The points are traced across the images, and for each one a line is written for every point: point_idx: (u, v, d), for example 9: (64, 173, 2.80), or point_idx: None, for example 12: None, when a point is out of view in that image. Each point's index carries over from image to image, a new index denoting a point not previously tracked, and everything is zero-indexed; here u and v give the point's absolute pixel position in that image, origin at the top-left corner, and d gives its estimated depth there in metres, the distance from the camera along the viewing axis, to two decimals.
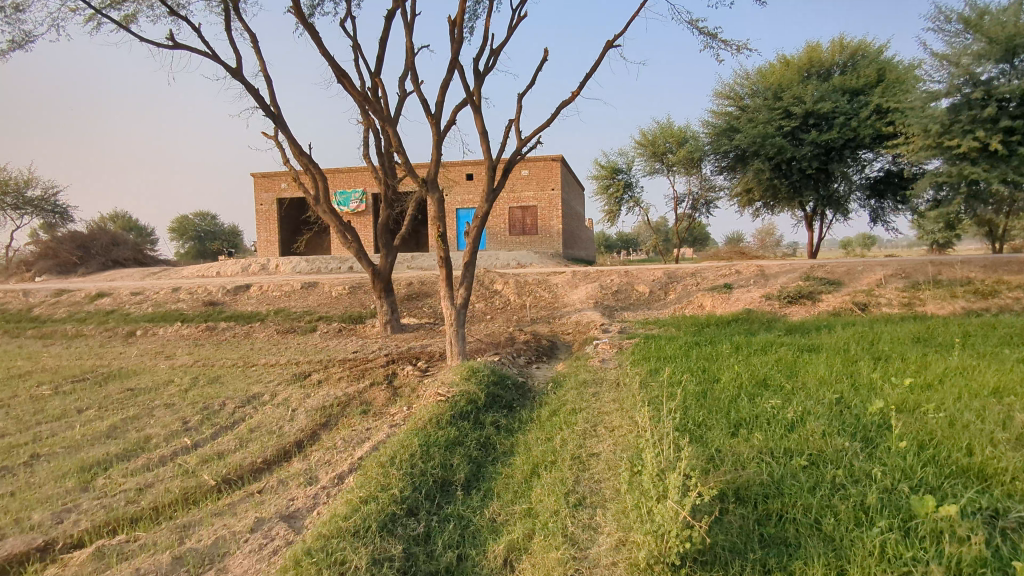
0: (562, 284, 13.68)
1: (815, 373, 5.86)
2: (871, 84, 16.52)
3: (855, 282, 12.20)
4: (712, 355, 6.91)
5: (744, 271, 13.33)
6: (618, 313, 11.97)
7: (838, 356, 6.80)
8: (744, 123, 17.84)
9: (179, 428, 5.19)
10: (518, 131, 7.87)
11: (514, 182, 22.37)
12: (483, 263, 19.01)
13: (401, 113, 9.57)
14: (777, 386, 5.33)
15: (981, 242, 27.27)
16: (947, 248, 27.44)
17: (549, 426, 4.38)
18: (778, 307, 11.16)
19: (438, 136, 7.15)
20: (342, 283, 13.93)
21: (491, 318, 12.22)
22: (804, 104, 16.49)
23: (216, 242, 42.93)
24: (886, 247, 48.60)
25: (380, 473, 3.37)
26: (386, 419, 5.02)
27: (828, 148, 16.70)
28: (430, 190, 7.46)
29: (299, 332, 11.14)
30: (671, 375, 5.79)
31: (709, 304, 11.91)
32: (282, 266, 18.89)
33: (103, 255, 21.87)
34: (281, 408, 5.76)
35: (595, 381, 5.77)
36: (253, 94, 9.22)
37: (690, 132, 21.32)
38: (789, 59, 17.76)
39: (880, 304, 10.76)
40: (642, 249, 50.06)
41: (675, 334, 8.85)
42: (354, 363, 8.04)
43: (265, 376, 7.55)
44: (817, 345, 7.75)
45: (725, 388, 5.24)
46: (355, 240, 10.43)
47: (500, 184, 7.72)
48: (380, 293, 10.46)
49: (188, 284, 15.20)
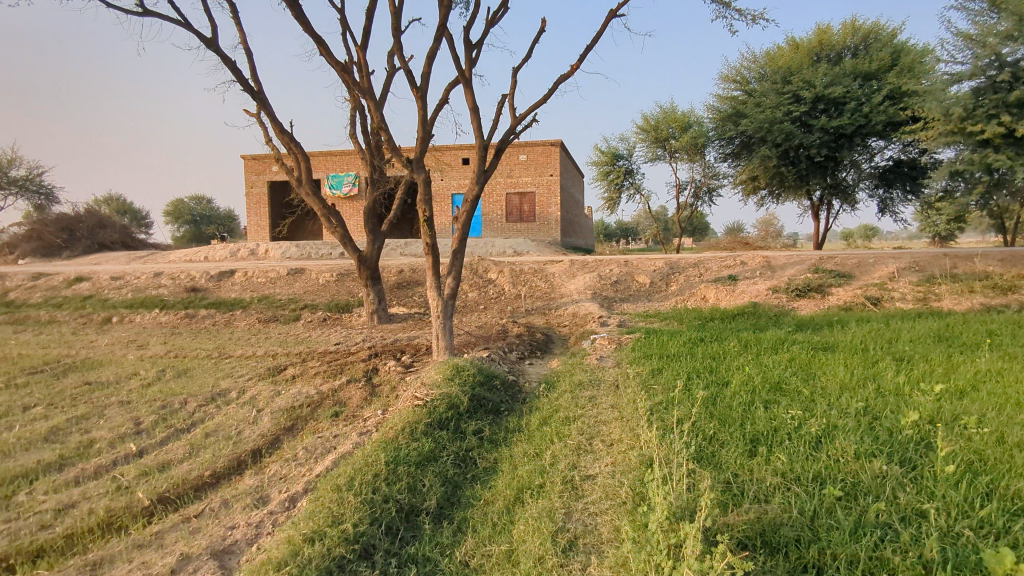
0: (559, 273, 13.13)
1: (835, 377, 5.36)
2: (884, 69, 15.95)
3: (865, 275, 11.67)
4: (720, 353, 6.40)
5: (749, 262, 12.77)
6: (617, 305, 11.46)
7: (856, 357, 6.28)
8: (751, 108, 17.24)
9: (129, 430, 4.64)
10: (512, 108, 7.30)
11: (512, 167, 21.77)
12: (479, 251, 18.47)
13: (389, 91, 9.00)
14: (793, 392, 4.85)
15: (986, 235, 26.74)
16: (949, 241, 26.90)
17: (539, 437, 3.86)
18: (785, 301, 10.65)
19: (425, 113, 6.57)
20: (330, 270, 13.38)
21: (484, 309, 11.69)
22: (814, 88, 15.91)
23: (211, 226, 42.27)
24: (889, 239, 48.00)
25: (333, 500, 2.84)
26: (357, 425, 4.49)
27: (837, 135, 16.09)
28: (415, 170, 6.87)
29: (281, 322, 10.58)
30: (676, 377, 5.29)
31: (712, 296, 11.39)
32: (272, 251, 18.34)
33: (89, 237, 21.28)
34: (246, 408, 5.22)
35: (591, 381, 5.25)
36: (230, 67, 8.64)
37: (694, 116, 20.69)
38: (798, 42, 17.18)
39: (893, 299, 10.26)
40: (641, 238, 49.54)
41: (678, 328, 8.32)
42: (333, 357, 7.49)
43: (238, 370, 6.99)
44: (831, 342, 7.27)
45: (737, 394, 4.75)
46: (340, 225, 9.88)
47: (492, 165, 7.13)
48: (367, 281, 9.92)
49: (170, 269, 14.60)
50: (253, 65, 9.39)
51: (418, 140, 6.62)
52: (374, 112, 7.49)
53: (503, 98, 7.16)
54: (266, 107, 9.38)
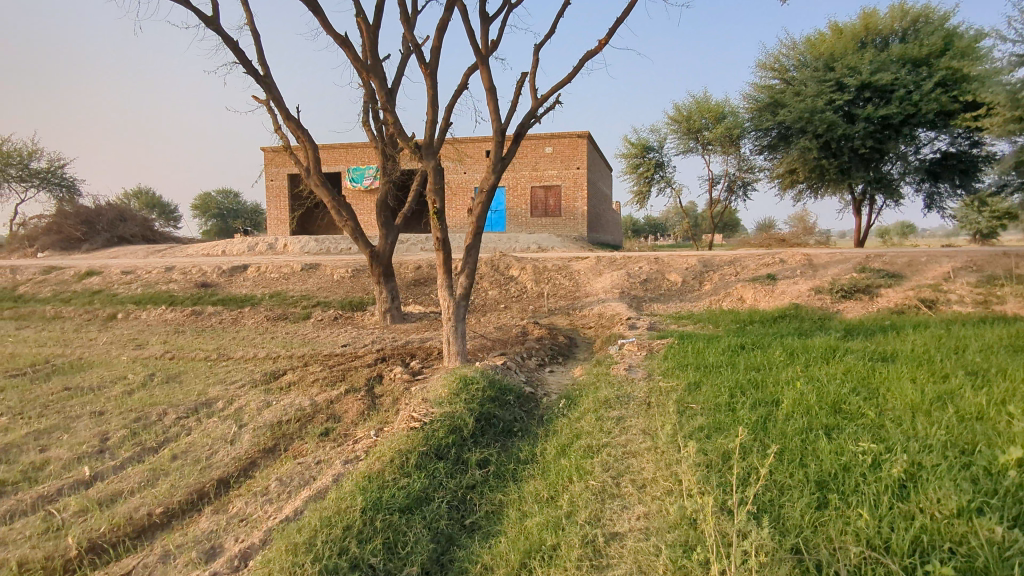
0: (585, 271, 12.41)
1: (905, 396, 4.60)
2: (936, 54, 14.93)
3: (917, 276, 10.76)
4: (764, 364, 5.67)
5: (788, 261, 11.92)
6: (647, 305, 10.72)
7: (922, 371, 5.47)
8: (790, 97, 16.35)
9: (90, 449, 4.08)
10: (533, 90, 6.64)
11: (537, 160, 21.07)
12: (502, 247, 17.80)
13: (403, 77, 8.42)
14: (857, 416, 4.11)
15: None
16: (993, 239, 25.47)
17: (555, 472, 3.20)
18: (830, 303, 9.82)
19: (434, 92, 5.92)
20: (345, 266, 12.82)
21: (505, 308, 11.05)
22: (859, 75, 15.01)
23: (238, 220, 42.37)
24: (927, 236, 46.21)
25: (285, 568, 2.25)
26: (346, 448, 3.87)
27: (883, 125, 15.14)
28: (425, 157, 6.21)
29: (290, 320, 10.05)
30: (717, 394, 4.60)
31: (750, 297, 10.60)
32: (291, 246, 17.92)
33: (109, 231, 21.15)
34: (229, 422, 4.65)
35: (618, 397, 4.55)
36: (233, 48, 8.10)
37: (728, 106, 19.78)
38: (841, 27, 16.32)
39: (949, 301, 9.37)
40: (670, 235, 48.54)
41: (715, 333, 7.57)
42: (337, 361, 6.89)
43: (234, 374, 6.44)
44: (889, 351, 6.47)
45: (792, 418, 4.03)
46: (351, 218, 9.30)
47: (510, 151, 6.46)
48: (379, 278, 9.34)
49: (182, 263, 14.21)
50: (260, 49, 8.86)
51: (427, 122, 5.97)
52: (383, 95, 6.87)
53: (523, 79, 6.50)
54: (274, 92, 8.82)
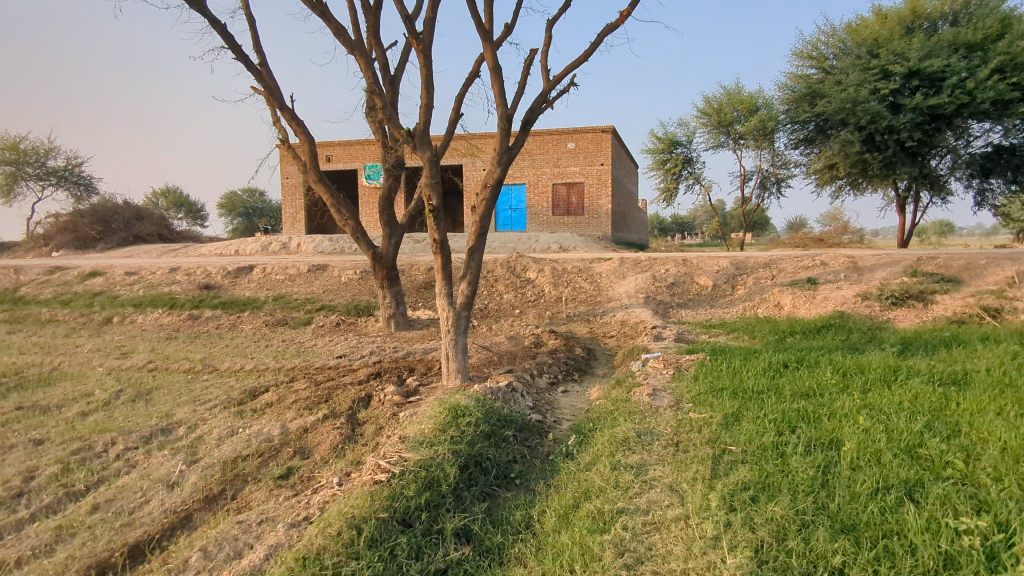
0: (607, 273, 11.58)
1: (998, 437, 3.73)
2: (992, 39, 13.82)
3: (976, 280, 9.74)
4: (814, 389, 4.83)
5: (831, 263, 10.97)
6: (674, 312, 9.89)
7: (1006, 400, 4.59)
8: (830, 87, 15.32)
9: (4, 494, 3.43)
10: (546, 71, 5.88)
11: (560, 156, 20.23)
12: (522, 247, 17.04)
13: (406, 64, 7.71)
14: (943, 471, 3.27)
15: None
16: None
17: (554, 557, 2.45)
18: (880, 311, 8.87)
19: (428, 72, 5.17)
20: (353, 267, 12.20)
21: (520, 314, 10.30)
22: (906, 62, 13.97)
23: (263, 218, 42.24)
24: (968, 234, 44.20)
25: None
26: (299, 501, 3.16)
27: (933, 116, 14.04)
28: (419, 147, 5.46)
29: (291, 326, 9.42)
30: (762, 432, 3.79)
31: (788, 303, 9.70)
32: (304, 245, 17.37)
33: (124, 229, 20.86)
34: (180, 455, 3.97)
35: (640, 435, 3.74)
36: (222, 32, 7.45)
37: (762, 98, 18.73)
38: (886, 12, 15.28)
39: (1016, 309, 8.38)
40: (698, 233, 47.32)
41: (752, 346, 6.72)
42: (327, 377, 6.19)
43: (210, 390, 5.75)
44: (960, 372, 5.55)
45: (862, 472, 3.20)
46: (352, 217, 8.59)
47: (518, 140, 5.68)
48: (383, 282, 8.65)
49: (188, 264, 13.68)
50: (255, 35, 8.21)
51: (422, 107, 5.23)
52: None
53: (533, 58, 5.74)
54: (268, 81, 8.15)
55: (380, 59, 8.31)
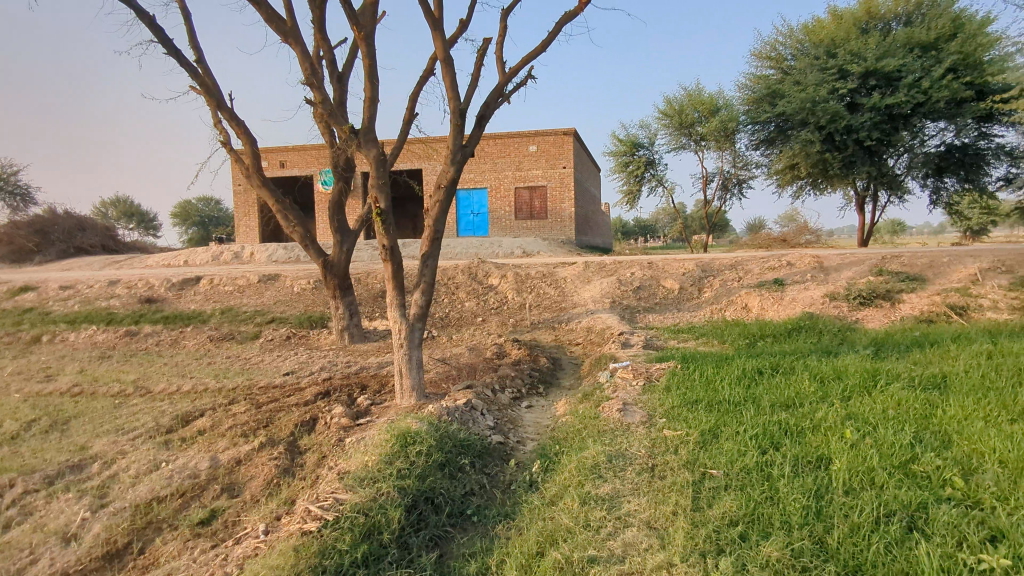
0: (572, 278, 11.25)
1: (994, 448, 3.46)
2: (946, 39, 13.98)
3: (941, 278, 9.67)
4: (794, 399, 4.51)
5: (797, 263, 10.83)
6: (641, 317, 9.59)
7: (990, 405, 4.34)
8: (789, 87, 15.32)
9: None
10: (501, 63, 5.51)
11: (521, 159, 19.91)
12: (484, 252, 16.63)
13: (354, 59, 7.25)
14: (943, 491, 2.98)
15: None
16: (983, 235, 24.58)
17: None
18: (847, 312, 8.71)
19: (371, 62, 4.74)
20: (307, 277, 11.63)
21: (482, 322, 9.90)
22: (864, 61, 14.02)
23: (218, 228, 40.93)
24: (919, 233, 45.41)
25: None
26: (215, 555, 2.71)
27: (890, 115, 14.11)
28: (364, 145, 5.02)
29: (237, 341, 8.83)
30: (744, 452, 3.45)
31: (756, 305, 9.49)
32: (257, 254, 16.67)
33: (64, 241, 19.79)
34: (85, 498, 3.46)
35: (612, 460, 3.36)
36: (152, 27, 6.89)
37: (722, 99, 18.70)
38: (842, 12, 15.36)
39: (982, 307, 8.32)
40: (660, 236, 47.57)
41: (724, 352, 6.44)
42: (270, 398, 5.68)
43: (138, 416, 5.18)
44: (938, 375, 5.31)
45: (858, 497, 2.89)
46: (300, 223, 8.07)
47: (473, 138, 5.28)
48: (335, 292, 8.16)
49: (130, 276, 12.90)
50: (190, 30, 7.65)
51: (366, 100, 4.81)
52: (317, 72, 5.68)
53: (487, 48, 5.36)
54: (205, 79, 7.61)
55: (328, 56, 7.83)
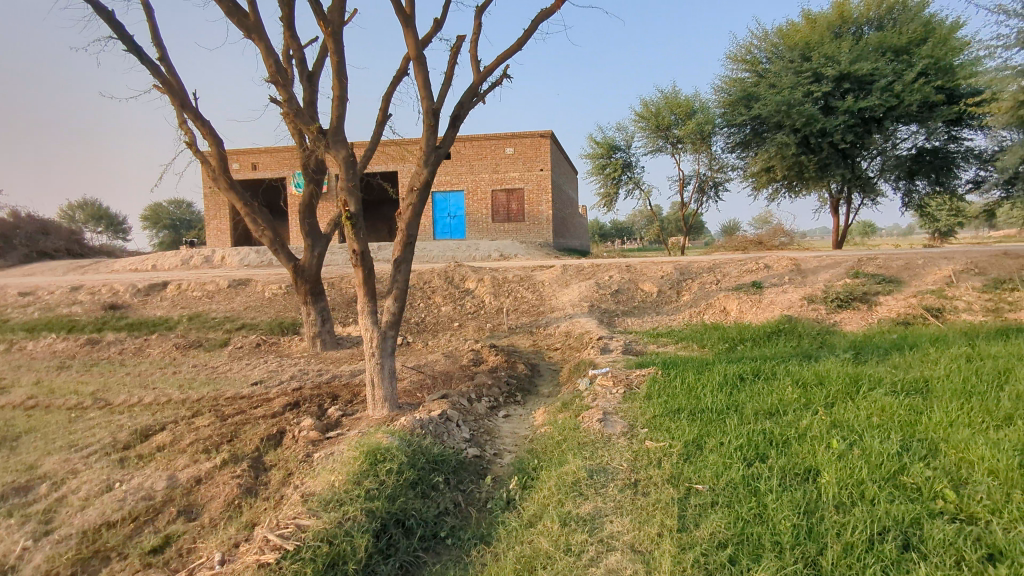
0: (549, 282, 11.12)
1: (982, 457, 3.37)
2: (917, 43, 14.13)
3: (916, 280, 9.70)
4: (777, 407, 4.40)
5: (774, 266, 10.82)
6: (620, 321, 9.49)
7: (975, 411, 4.27)
8: (765, 90, 15.38)
9: None
10: (476, 61, 5.35)
11: (497, 162, 19.76)
12: (461, 256, 16.43)
13: (325, 58, 7.04)
14: (934, 503, 2.87)
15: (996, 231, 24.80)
16: (951, 237, 25.01)
17: None
18: (825, 314, 8.69)
19: (339, 60, 4.56)
20: (279, 282, 11.34)
21: (458, 327, 9.71)
22: (838, 65, 14.11)
23: (190, 231, 40.14)
24: (889, 234, 46.21)
25: None
26: None
27: (864, 118, 14.21)
28: (332, 146, 4.82)
29: (205, 349, 8.54)
30: (729, 464, 3.32)
31: (735, 308, 9.44)
32: (228, 259, 16.29)
33: (27, 246, 19.16)
34: (28, 525, 3.22)
35: (593, 475, 3.21)
36: (112, 23, 6.62)
37: (698, 101, 18.74)
38: (815, 16, 15.46)
39: (957, 309, 8.36)
40: (637, 239, 47.78)
41: (704, 357, 6.34)
42: (236, 409, 5.44)
43: (94, 431, 4.92)
44: (921, 380, 5.24)
45: (849, 513, 2.77)
46: (269, 226, 7.82)
47: (447, 139, 5.11)
48: (307, 297, 7.93)
49: (94, 282, 12.48)
50: (153, 27, 7.37)
51: (334, 99, 4.62)
52: None
53: (461, 46, 5.21)
54: (169, 78, 7.33)
55: (297, 55, 7.61)
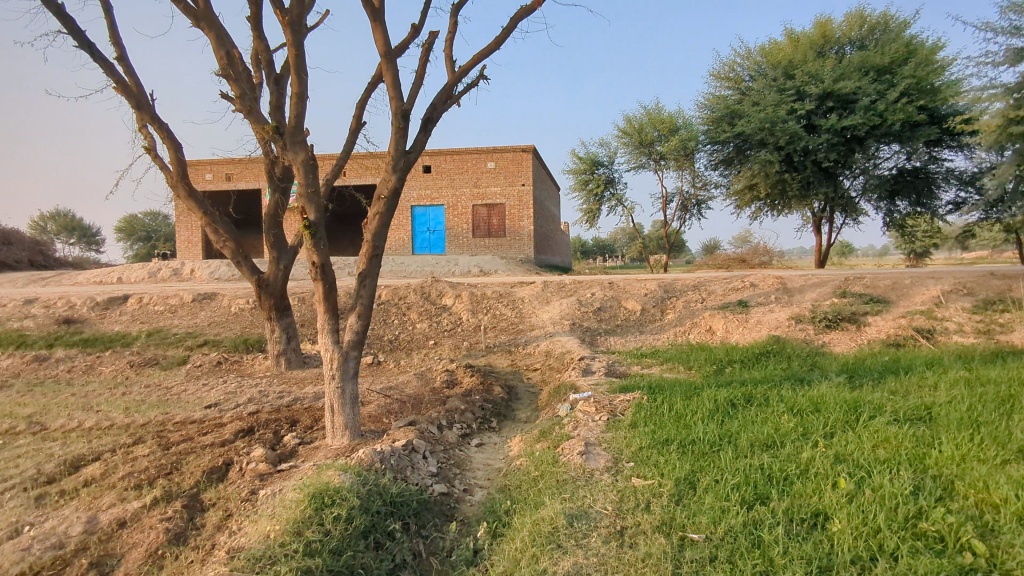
0: (530, 298, 10.72)
1: (1005, 498, 3.01)
2: (900, 63, 14.09)
3: (904, 300, 9.44)
4: (774, 438, 4.01)
5: (760, 284, 10.53)
6: (602, 340, 9.12)
7: (988, 444, 3.91)
8: (748, 107, 15.27)
9: None
10: (450, 62, 4.99)
11: (479, 176, 19.43)
12: (439, 271, 16.01)
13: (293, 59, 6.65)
14: (962, 558, 2.50)
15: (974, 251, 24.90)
16: (929, 256, 25.08)
17: None
18: (813, 335, 8.40)
19: (298, 53, 4.18)
20: (247, 296, 10.83)
21: (433, 346, 9.27)
22: (821, 83, 14.02)
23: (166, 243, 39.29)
24: (865, 254, 46.61)
25: None
26: None
27: (846, 137, 14.11)
28: (291, 148, 4.41)
29: (161, 367, 8.01)
30: (727, 508, 2.92)
31: (720, 328, 9.11)
32: (197, 272, 15.73)
33: None
34: None
35: (572, 521, 2.81)
36: (61, 17, 6.17)
37: (681, 118, 18.61)
38: (797, 36, 15.39)
39: (947, 331, 8.10)
40: (619, 256, 47.71)
41: (692, 380, 5.97)
42: (183, 436, 4.96)
43: (18, 461, 4.41)
44: (921, 407, 4.90)
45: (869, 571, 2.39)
46: (232, 237, 7.35)
47: (417, 143, 4.73)
48: (271, 313, 7.45)
49: (51, 294, 11.86)
50: (111, 25, 6.93)
51: (292, 96, 4.23)
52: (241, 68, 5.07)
53: (434, 44, 4.86)
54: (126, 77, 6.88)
55: (265, 58, 7.20)
